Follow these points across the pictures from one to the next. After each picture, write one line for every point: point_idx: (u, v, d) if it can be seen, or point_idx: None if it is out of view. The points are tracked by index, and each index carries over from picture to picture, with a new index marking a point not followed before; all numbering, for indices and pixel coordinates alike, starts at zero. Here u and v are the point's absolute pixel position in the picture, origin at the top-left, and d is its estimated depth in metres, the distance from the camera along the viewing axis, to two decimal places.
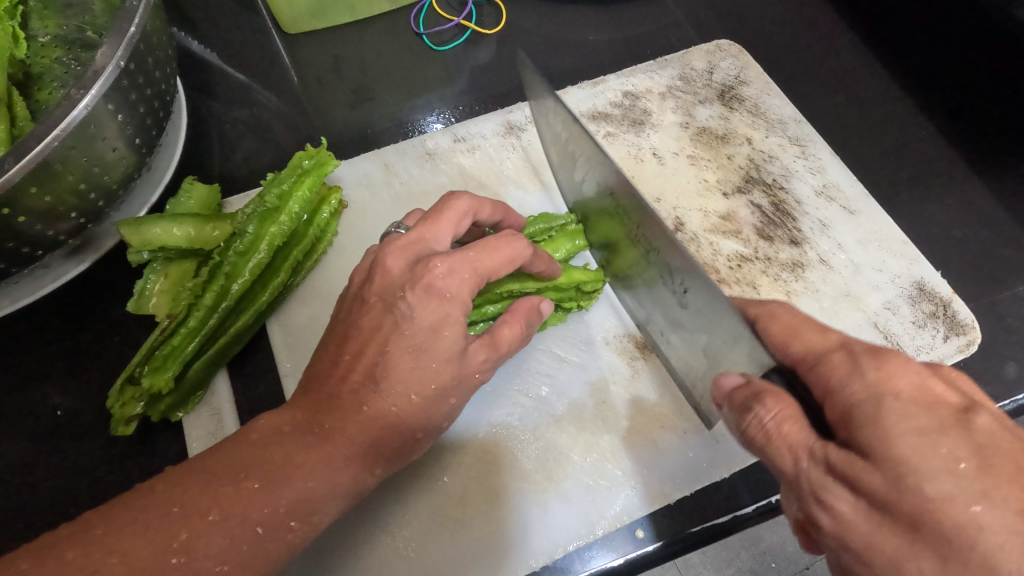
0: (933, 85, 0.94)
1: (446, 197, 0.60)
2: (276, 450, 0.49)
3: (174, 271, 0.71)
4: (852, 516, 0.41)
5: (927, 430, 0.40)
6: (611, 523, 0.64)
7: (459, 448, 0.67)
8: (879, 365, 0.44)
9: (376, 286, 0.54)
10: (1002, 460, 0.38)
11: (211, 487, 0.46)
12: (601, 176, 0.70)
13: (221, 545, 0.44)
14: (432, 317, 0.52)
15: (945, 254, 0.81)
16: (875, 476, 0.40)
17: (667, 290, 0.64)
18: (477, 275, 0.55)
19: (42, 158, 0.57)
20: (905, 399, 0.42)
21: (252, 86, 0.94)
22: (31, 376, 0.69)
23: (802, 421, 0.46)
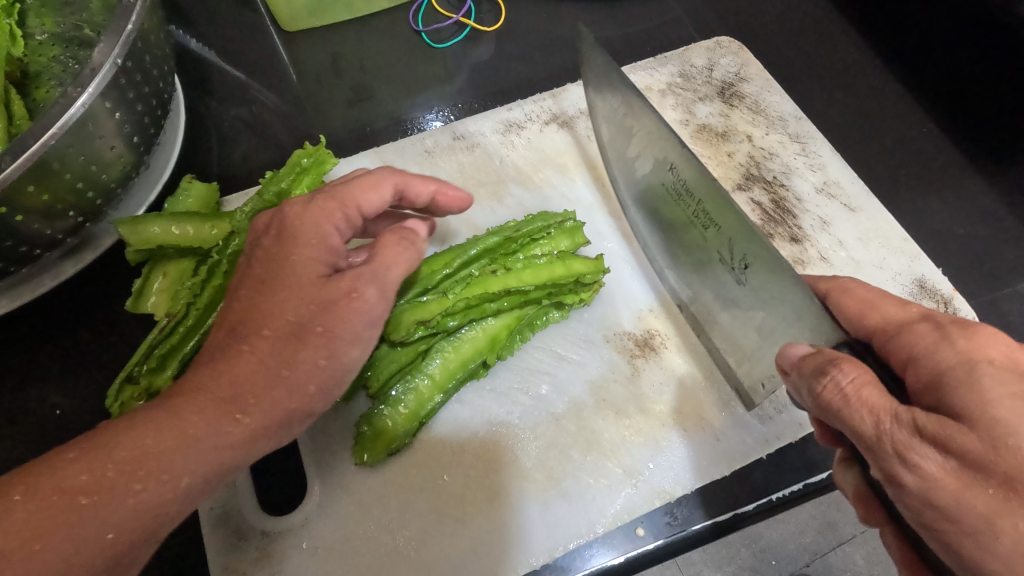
0: (933, 82, 0.93)
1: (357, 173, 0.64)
2: (160, 429, 0.43)
3: (173, 270, 0.71)
4: (940, 474, 0.42)
5: (1021, 395, 0.42)
6: (612, 522, 0.64)
7: (458, 447, 0.66)
8: (970, 336, 0.47)
9: (260, 230, 0.55)
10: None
11: (85, 467, 0.41)
12: (662, 152, 0.69)
13: (91, 532, 0.40)
14: (310, 249, 0.51)
15: (946, 251, 0.81)
16: (963, 438, 0.42)
17: (723, 268, 0.65)
18: (309, 203, 0.54)
19: (39, 157, 0.57)
20: (996, 366, 0.44)
21: (250, 84, 0.94)
22: (30, 375, 0.69)
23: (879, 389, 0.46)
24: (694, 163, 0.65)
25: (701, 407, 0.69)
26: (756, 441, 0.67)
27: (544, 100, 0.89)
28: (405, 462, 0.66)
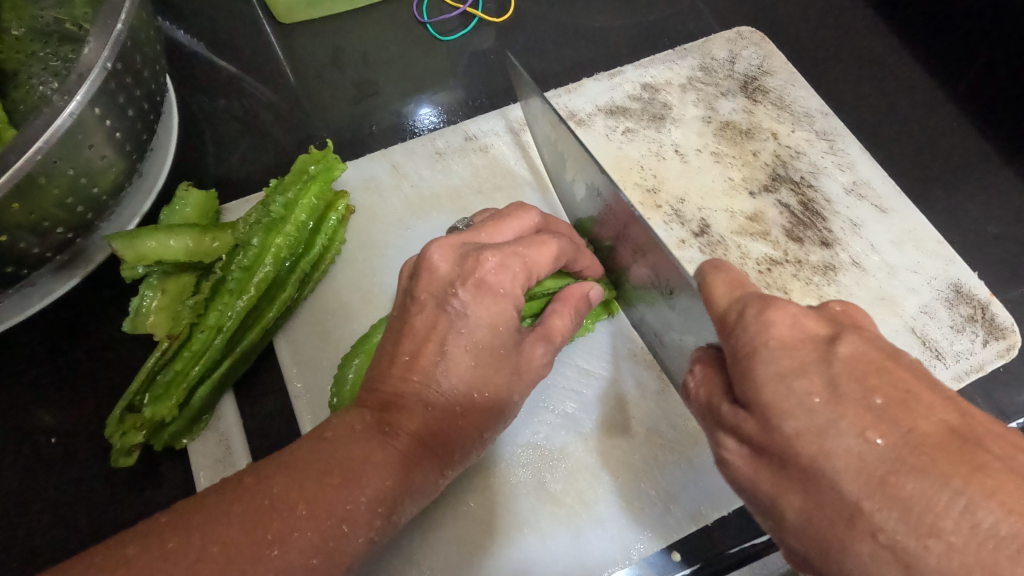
0: (961, 73, 0.90)
1: (514, 208, 0.59)
2: (355, 446, 0.46)
3: (172, 287, 0.66)
4: (741, 462, 0.41)
5: (788, 373, 0.37)
6: (647, 547, 0.61)
7: (482, 473, 0.63)
8: (761, 309, 0.40)
9: (424, 285, 0.51)
10: (852, 385, 0.36)
11: (297, 479, 0.43)
12: (588, 174, 0.66)
13: (312, 539, 0.41)
14: (488, 314, 0.50)
15: (978, 253, 0.78)
16: (751, 421, 0.39)
17: (655, 290, 0.61)
18: (526, 271, 0.53)
19: (24, 172, 0.52)
20: (779, 344, 0.38)
21: (244, 82, 0.88)
22: (21, 399, 0.65)
23: (720, 379, 0.46)
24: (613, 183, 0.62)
25: None
26: None
27: (560, 96, 0.84)
28: None
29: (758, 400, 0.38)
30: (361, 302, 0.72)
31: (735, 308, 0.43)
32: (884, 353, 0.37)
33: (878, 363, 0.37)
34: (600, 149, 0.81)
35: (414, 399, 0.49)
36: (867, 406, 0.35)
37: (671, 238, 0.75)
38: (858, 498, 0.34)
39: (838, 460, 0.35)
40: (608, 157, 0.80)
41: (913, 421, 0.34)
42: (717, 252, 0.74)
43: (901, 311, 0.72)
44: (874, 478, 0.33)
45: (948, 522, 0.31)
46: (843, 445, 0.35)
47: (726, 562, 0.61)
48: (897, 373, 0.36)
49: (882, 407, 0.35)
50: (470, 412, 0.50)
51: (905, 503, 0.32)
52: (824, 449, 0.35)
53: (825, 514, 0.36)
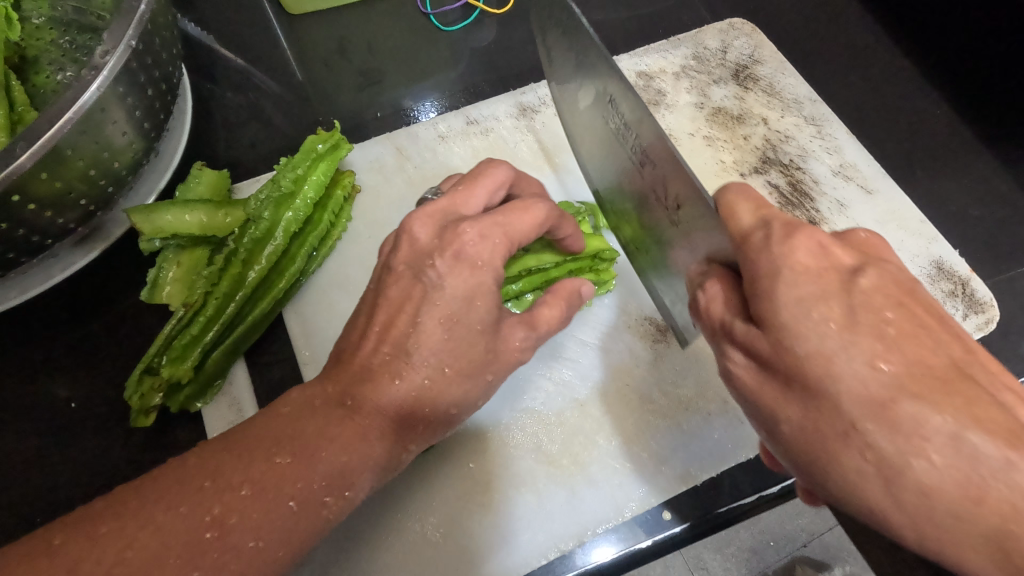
0: (945, 62, 0.93)
1: (483, 166, 0.61)
2: (309, 425, 0.49)
3: (187, 259, 0.69)
4: (749, 377, 0.44)
5: (808, 297, 0.40)
6: (639, 506, 0.64)
7: (482, 436, 0.66)
8: (787, 234, 0.42)
9: (402, 256, 0.54)
10: (869, 316, 0.39)
11: (244, 462, 0.46)
12: (600, 82, 0.64)
13: (255, 518, 0.44)
14: (464, 285, 0.52)
15: (961, 233, 0.81)
16: (762, 341, 0.42)
17: (659, 207, 0.58)
18: (506, 241, 0.55)
19: (52, 143, 0.55)
20: (800, 269, 0.41)
21: (253, 70, 0.92)
22: (41, 367, 0.68)
23: (734, 296, 0.48)
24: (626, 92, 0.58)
25: (698, 397, 0.68)
26: None
27: None
28: (431, 449, 0.65)
29: (775, 321, 0.40)
30: (366, 276, 0.75)
31: (760, 228, 0.44)
32: (896, 285, 0.42)
33: (894, 299, 0.41)
34: None
35: (388, 373, 0.51)
36: (879, 333, 0.39)
37: None
38: (855, 417, 0.38)
39: (844, 383, 0.38)
40: None
41: (915, 352, 0.38)
42: None
43: None
44: (878, 401, 0.37)
45: (934, 442, 0.36)
46: (853, 368, 0.38)
47: (711, 521, 0.64)
48: (908, 306, 0.41)
49: (892, 335, 0.39)
50: (440, 386, 0.52)
51: (903, 424, 0.37)
52: (831, 370, 0.38)
53: (817, 425, 0.40)
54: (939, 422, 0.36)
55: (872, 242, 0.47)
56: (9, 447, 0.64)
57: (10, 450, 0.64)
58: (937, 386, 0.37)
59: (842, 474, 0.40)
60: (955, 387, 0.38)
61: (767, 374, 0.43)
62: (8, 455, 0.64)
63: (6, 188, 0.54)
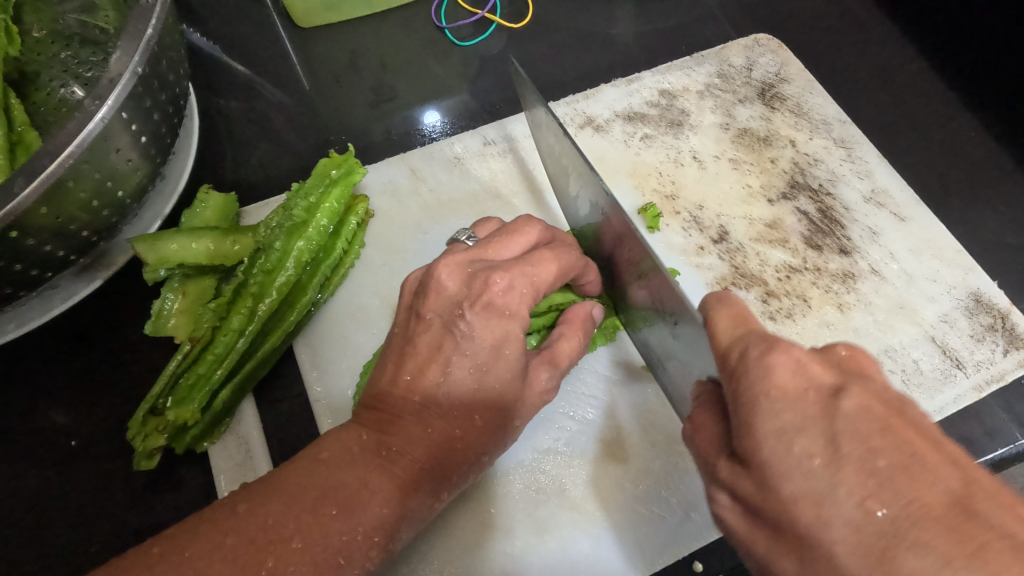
0: (978, 82, 0.90)
1: (520, 221, 0.58)
2: (351, 473, 0.47)
3: (193, 289, 0.66)
4: (733, 513, 0.39)
5: (789, 429, 0.35)
6: (669, 555, 0.61)
7: (504, 479, 0.63)
8: (768, 348, 0.37)
9: (430, 304, 0.51)
10: (856, 444, 0.33)
11: (292, 509, 0.44)
12: (588, 183, 0.66)
13: (305, 572, 0.42)
14: (493, 334, 0.50)
15: (998, 264, 0.78)
16: (748, 481, 0.37)
17: (658, 318, 0.58)
18: (534, 291, 0.52)
19: (54, 176, 0.52)
20: (780, 394, 0.36)
21: (262, 86, 0.88)
22: (42, 401, 0.65)
23: (723, 428, 0.43)
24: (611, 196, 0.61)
25: None
26: None
27: (577, 102, 0.85)
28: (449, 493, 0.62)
29: (755, 457, 0.36)
30: (380, 307, 0.72)
31: (736, 347, 0.40)
32: (885, 403, 0.35)
33: (888, 427, 0.34)
34: (618, 156, 0.81)
35: (411, 420, 0.49)
36: (869, 469, 0.32)
37: (690, 245, 0.75)
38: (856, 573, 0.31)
39: (835, 531, 0.32)
40: (627, 164, 0.80)
41: (917, 492, 0.31)
42: (735, 260, 0.74)
43: (920, 320, 0.71)
44: (871, 546, 0.31)
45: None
46: (841, 511, 0.32)
47: (746, 573, 0.61)
48: (903, 435, 0.33)
49: (885, 470, 0.32)
50: (469, 434, 0.50)
51: None
52: (820, 516, 0.33)
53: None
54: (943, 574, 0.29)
55: (860, 358, 0.39)
56: (6, 487, 0.61)
57: (7, 490, 0.61)
58: (944, 530, 0.30)
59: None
60: (966, 526, 0.30)
61: (759, 521, 0.37)
62: (5, 496, 0.61)
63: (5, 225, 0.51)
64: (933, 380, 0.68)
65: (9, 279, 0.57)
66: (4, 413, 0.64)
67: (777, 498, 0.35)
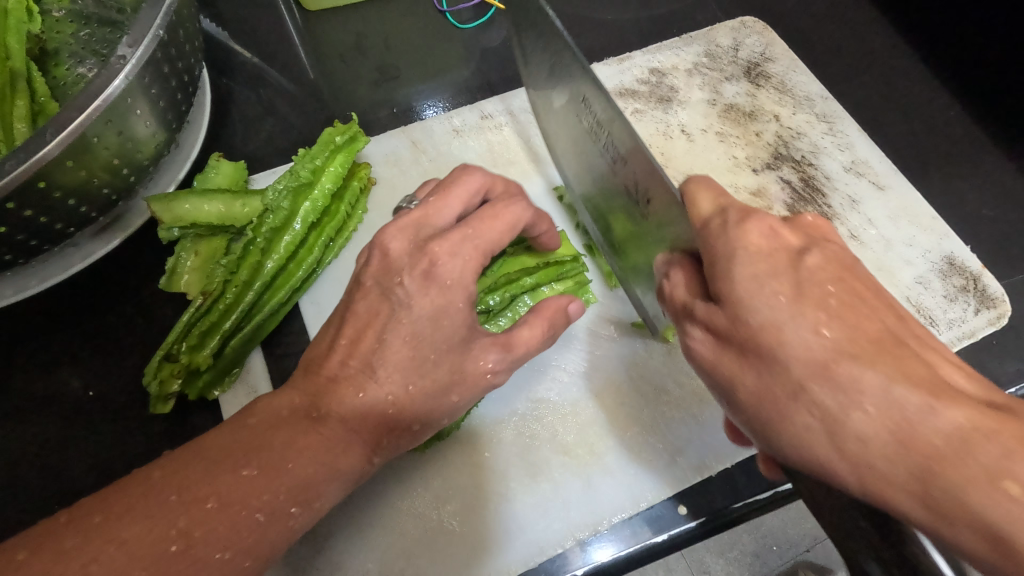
0: (957, 62, 0.94)
1: (458, 174, 0.60)
2: (277, 435, 0.48)
3: (204, 249, 0.69)
4: (704, 348, 0.46)
5: (761, 274, 0.42)
6: (656, 494, 0.64)
7: (500, 426, 0.67)
8: (742, 218, 0.45)
9: (373, 270, 0.54)
10: (810, 289, 0.41)
11: (210, 472, 0.45)
12: (586, 116, 0.66)
13: (220, 532, 0.43)
14: (432, 304, 0.52)
15: (974, 234, 0.81)
16: (721, 314, 0.44)
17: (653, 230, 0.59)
18: (477, 253, 0.54)
19: (79, 131, 0.56)
20: (754, 250, 0.43)
21: (270, 67, 0.92)
22: (60, 354, 0.68)
23: (695, 285, 0.51)
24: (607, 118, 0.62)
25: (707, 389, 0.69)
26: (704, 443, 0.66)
27: None
28: (447, 437, 0.65)
29: (732, 296, 0.43)
30: None
31: (718, 214, 0.47)
32: (837, 265, 0.44)
33: (836, 275, 0.43)
34: None
35: (348, 386, 0.51)
36: (821, 302, 0.41)
37: None
38: (802, 378, 0.40)
39: (793, 348, 0.40)
40: None
41: (855, 322, 0.41)
42: None
43: (896, 281, 0.75)
44: (820, 365, 0.39)
45: (870, 396, 0.38)
46: (799, 337, 0.40)
47: (727, 516, 0.64)
48: (850, 282, 0.43)
49: (834, 307, 0.41)
50: (403, 404, 0.51)
51: (842, 382, 0.39)
52: (781, 339, 0.41)
53: (772, 393, 0.42)
54: (872, 378, 0.38)
55: (821, 225, 0.48)
56: (28, 433, 0.65)
57: (29, 435, 0.65)
58: (873, 347, 0.39)
59: (796, 437, 0.41)
60: (889, 349, 0.40)
61: (726, 346, 0.44)
62: (27, 441, 0.65)
63: (31, 175, 0.55)
64: None
65: (33, 231, 0.60)
66: (24, 367, 0.68)
67: (747, 326, 0.42)
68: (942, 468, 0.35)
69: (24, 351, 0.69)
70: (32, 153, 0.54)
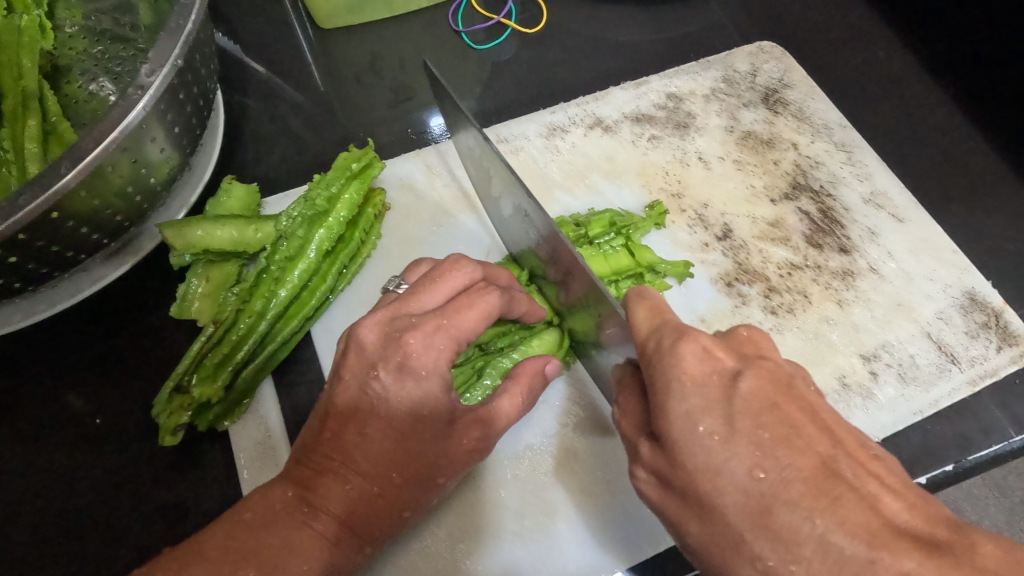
0: (980, 95, 0.93)
1: (447, 263, 0.58)
2: (271, 534, 0.48)
3: (216, 275, 0.69)
4: (647, 484, 0.45)
5: (695, 410, 0.40)
6: (674, 537, 0.63)
7: (514, 463, 0.65)
8: (675, 340, 0.42)
9: (350, 364, 0.53)
10: (749, 421, 0.38)
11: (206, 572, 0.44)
12: (517, 197, 0.67)
13: None
14: (408, 396, 0.51)
15: (996, 269, 0.80)
16: (662, 459, 0.42)
17: (586, 313, 0.62)
18: (454, 342, 0.53)
19: (96, 162, 0.56)
20: (687, 381, 0.40)
21: (284, 87, 0.91)
22: (68, 384, 0.67)
23: (637, 410, 0.49)
24: (540, 212, 0.63)
25: None
26: None
27: (587, 103, 0.88)
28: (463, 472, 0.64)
29: (669, 436, 0.41)
30: None
31: (654, 336, 0.45)
32: (777, 385, 0.40)
33: (772, 402, 0.39)
34: (627, 155, 0.84)
35: (333, 477, 0.50)
36: (757, 442, 0.38)
37: (695, 242, 0.78)
38: (742, 532, 0.38)
39: (729, 497, 0.38)
40: (634, 162, 0.83)
41: (794, 461, 0.37)
42: (739, 256, 0.77)
43: (917, 317, 0.74)
44: (759, 509, 0.37)
45: (810, 549, 0.35)
46: (733, 480, 0.38)
47: None
48: (786, 408, 0.39)
49: (768, 442, 0.38)
50: (390, 492, 0.51)
51: (780, 534, 0.36)
52: (716, 485, 0.39)
53: (716, 540, 0.40)
54: (811, 528, 0.35)
55: (754, 337, 0.45)
56: (33, 464, 0.64)
57: (35, 466, 0.64)
58: (810, 489, 0.36)
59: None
60: (831, 493, 0.36)
61: (669, 490, 0.43)
62: (33, 472, 0.63)
63: (47, 207, 0.54)
64: (929, 375, 0.71)
65: (43, 260, 0.59)
66: (30, 395, 0.67)
67: (683, 470, 0.40)
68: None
69: (31, 378, 0.67)
70: (48, 185, 0.54)
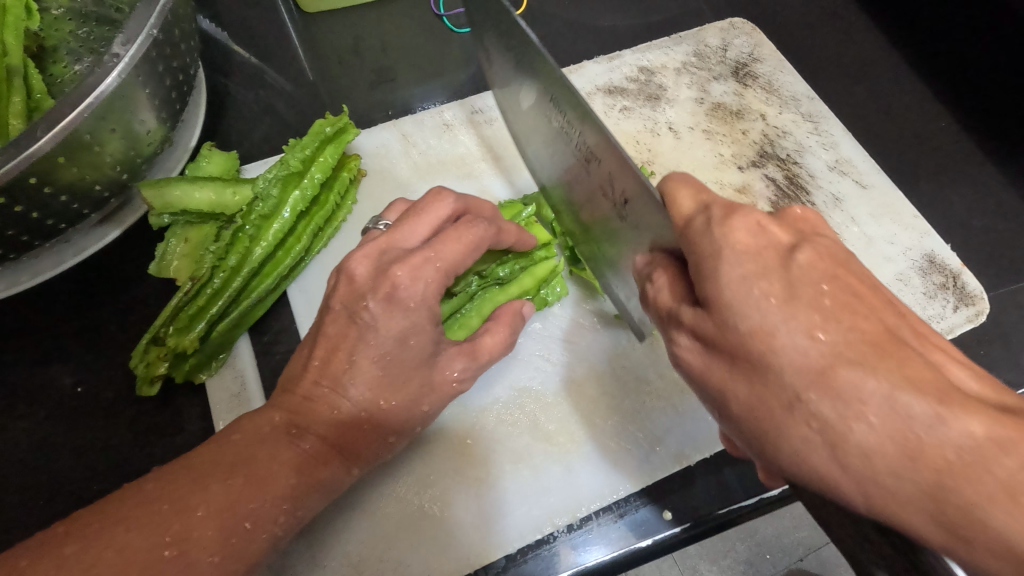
0: (948, 75, 0.95)
1: (430, 196, 0.59)
2: (258, 451, 0.50)
3: (194, 236, 0.70)
4: (690, 355, 0.45)
5: (750, 275, 0.40)
6: (634, 484, 0.65)
7: (482, 413, 0.67)
8: (727, 215, 0.42)
9: (340, 294, 0.54)
10: (808, 289, 0.39)
11: (195, 482, 0.46)
12: (542, 89, 0.67)
13: (211, 538, 0.45)
14: (397, 325, 0.53)
15: (959, 241, 0.82)
16: (708, 322, 0.42)
17: (610, 203, 0.60)
18: (441, 274, 0.55)
19: (72, 127, 0.57)
20: (742, 250, 0.41)
21: (267, 69, 0.93)
22: (51, 354, 0.69)
23: (680, 288, 0.49)
24: (566, 95, 0.62)
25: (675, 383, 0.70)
26: (671, 454, 0.66)
27: None
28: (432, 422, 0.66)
29: (721, 300, 0.40)
30: None
31: (701, 212, 0.44)
32: (831, 258, 0.41)
33: (829, 273, 0.40)
34: None
35: (322, 402, 0.52)
36: (817, 304, 0.38)
37: None
38: (798, 389, 0.37)
39: (787, 357, 0.38)
40: None
41: (851, 319, 0.38)
42: None
43: (876, 277, 0.76)
44: (818, 371, 0.37)
45: (875, 407, 0.35)
46: (792, 341, 0.37)
47: (712, 522, 0.63)
48: (845, 278, 0.40)
49: (830, 307, 0.38)
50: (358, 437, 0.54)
51: (842, 392, 0.36)
52: (772, 345, 0.38)
53: (764, 403, 0.39)
54: (875, 386, 0.35)
55: (810, 217, 0.45)
56: (16, 429, 0.65)
57: (17, 432, 0.65)
58: (873, 349, 0.36)
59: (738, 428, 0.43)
60: (890, 351, 0.37)
61: (715, 356, 0.42)
62: (15, 437, 0.65)
63: (23, 170, 0.55)
64: None
65: (24, 226, 0.61)
66: (15, 364, 0.68)
67: (733, 334, 0.40)
68: (955, 482, 0.33)
69: (15, 348, 0.69)
70: (24, 148, 0.55)
